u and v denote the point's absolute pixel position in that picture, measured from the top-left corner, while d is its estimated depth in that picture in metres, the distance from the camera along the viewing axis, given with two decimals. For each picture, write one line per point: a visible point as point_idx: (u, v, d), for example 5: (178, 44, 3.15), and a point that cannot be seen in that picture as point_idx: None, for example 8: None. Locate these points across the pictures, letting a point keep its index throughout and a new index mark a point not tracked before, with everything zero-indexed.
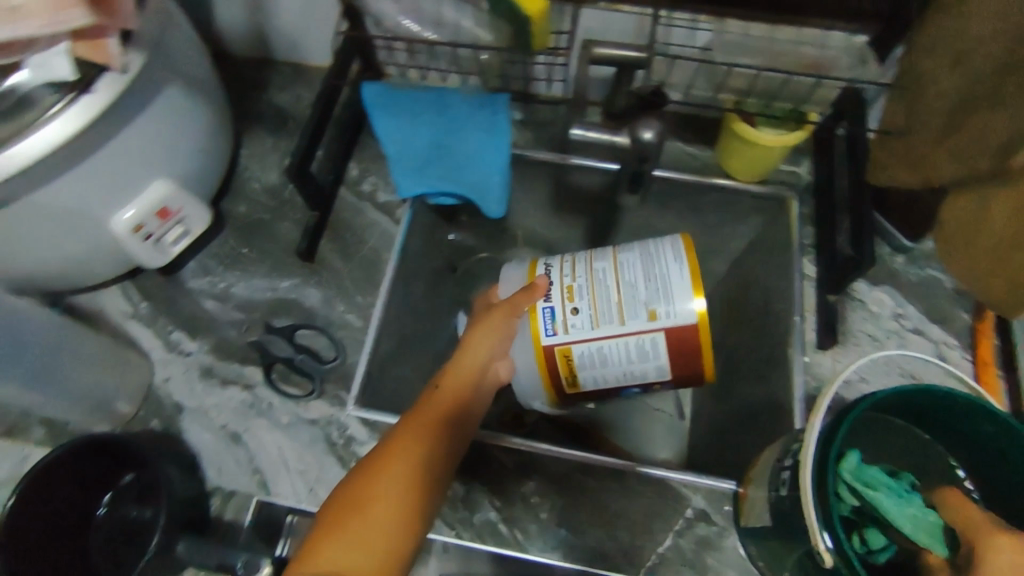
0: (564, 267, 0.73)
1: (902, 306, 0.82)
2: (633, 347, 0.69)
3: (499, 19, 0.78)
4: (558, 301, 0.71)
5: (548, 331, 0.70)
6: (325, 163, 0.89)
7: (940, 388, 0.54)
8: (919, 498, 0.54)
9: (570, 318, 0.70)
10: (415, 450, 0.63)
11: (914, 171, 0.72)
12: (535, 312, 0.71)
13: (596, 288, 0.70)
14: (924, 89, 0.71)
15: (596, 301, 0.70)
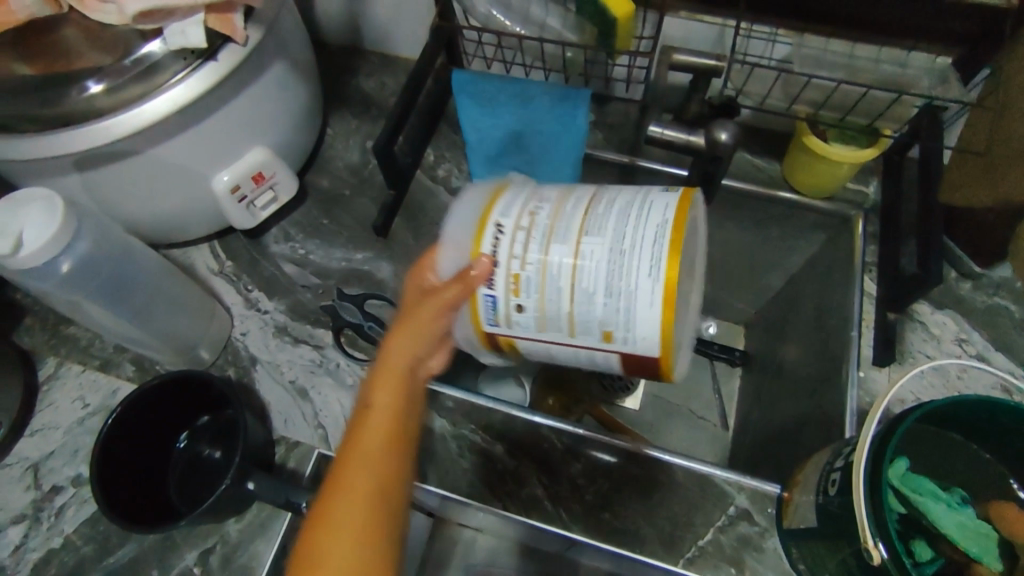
0: (515, 241, 0.56)
1: (965, 331, 0.81)
2: (582, 356, 0.59)
3: (584, 19, 0.81)
4: (501, 292, 0.56)
5: (488, 321, 0.58)
6: (405, 147, 0.94)
7: (1000, 401, 0.54)
8: (963, 509, 0.57)
9: (513, 313, 0.57)
10: (355, 522, 0.47)
11: (993, 190, 0.74)
12: (476, 299, 0.57)
13: (548, 284, 0.55)
14: (1008, 110, 0.71)
15: (545, 302, 0.56)
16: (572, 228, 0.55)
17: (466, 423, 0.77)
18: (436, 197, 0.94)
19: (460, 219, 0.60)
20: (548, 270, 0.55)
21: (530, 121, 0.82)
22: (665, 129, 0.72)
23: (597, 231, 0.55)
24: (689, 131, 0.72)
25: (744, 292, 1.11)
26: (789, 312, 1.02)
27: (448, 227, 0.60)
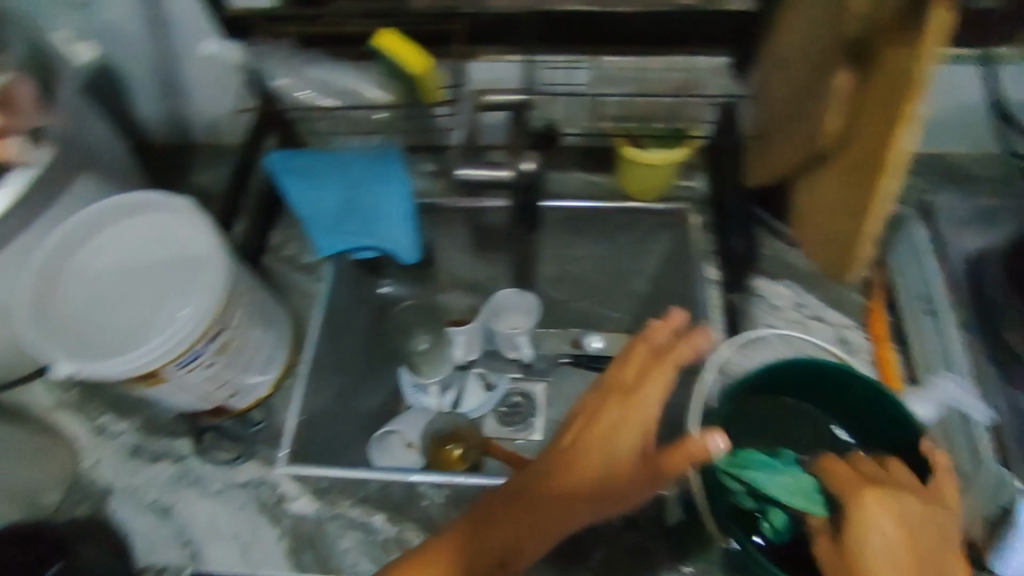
0: (233, 316, 0.69)
1: (800, 296, 0.87)
2: (202, 400, 0.73)
3: (391, 81, 0.83)
4: (207, 348, 0.67)
5: (175, 365, 0.65)
6: (246, 234, 0.93)
7: (801, 359, 0.65)
8: (791, 466, 0.60)
9: (197, 368, 0.67)
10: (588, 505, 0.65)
11: (771, 167, 0.75)
12: (185, 352, 0.64)
13: (231, 345, 0.71)
14: (773, 88, 0.74)
15: (225, 363, 0.71)
16: (261, 313, 0.76)
17: (341, 499, 0.75)
18: (287, 276, 0.93)
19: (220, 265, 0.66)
20: (245, 339, 0.73)
21: (353, 182, 0.84)
22: (473, 171, 0.71)
23: (280, 322, 0.82)
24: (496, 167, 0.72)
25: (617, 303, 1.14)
26: (657, 312, 1.06)
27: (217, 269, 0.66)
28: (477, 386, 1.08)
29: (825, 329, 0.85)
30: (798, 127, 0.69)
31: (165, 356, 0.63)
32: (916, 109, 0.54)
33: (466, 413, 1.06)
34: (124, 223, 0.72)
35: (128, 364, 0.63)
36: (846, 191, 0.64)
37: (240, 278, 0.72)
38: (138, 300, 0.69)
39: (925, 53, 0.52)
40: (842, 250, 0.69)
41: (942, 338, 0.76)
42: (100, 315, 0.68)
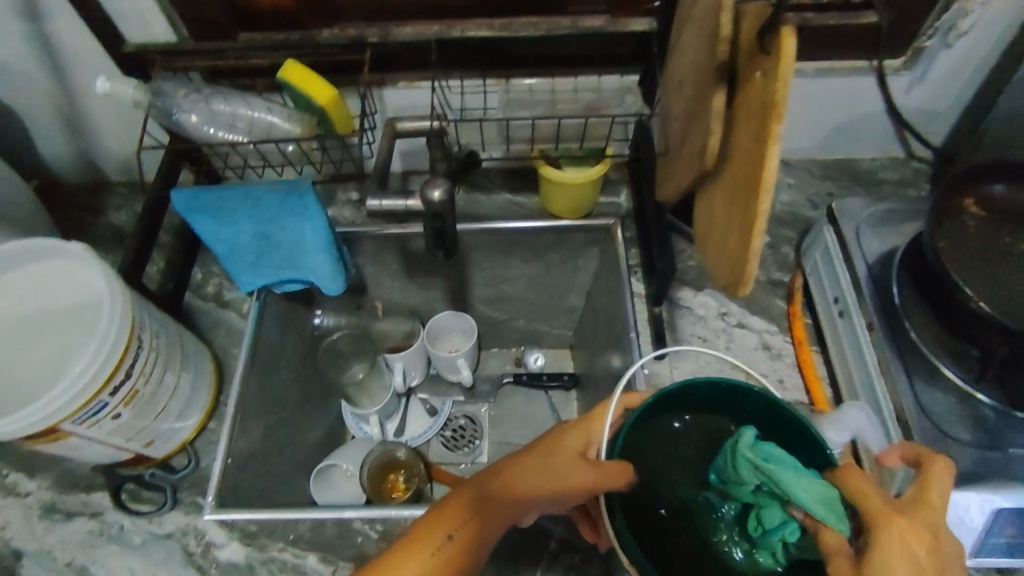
0: (144, 365, 0.67)
1: (723, 305, 0.90)
2: (114, 451, 0.69)
3: (301, 112, 0.81)
4: (115, 400, 0.64)
5: (78, 420, 0.62)
6: (165, 273, 0.90)
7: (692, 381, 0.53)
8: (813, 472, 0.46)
9: (105, 420, 0.65)
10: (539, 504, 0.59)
11: (673, 185, 0.69)
12: (88, 405, 0.62)
13: (143, 395, 0.68)
14: (670, 114, 0.71)
15: (138, 414, 0.68)
16: (175, 355, 0.73)
17: (272, 542, 0.72)
18: (212, 314, 0.91)
19: (125, 315, 0.64)
20: (155, 387, 0.69)
21: (268, 219, 0.81)
22: (381, 202, 0.72)
23: (201, 364, 0.79)
24: (405, 197, 0.73)
25: (555, 319, 1.16)
26: (593, 325, 1.07)
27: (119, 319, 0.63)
28: (420, 413, 1.11)
29: (749, 335, 0.88)
30: (687, 150, 0.62)
31: (65, 411, 0.60)
32: (776, 127, 0.44)
33: (409, 441, 1.08)
34: (26, 269, 0.69)
35: (22, 422, 0.58)
36: (735, 215, 0.52)
37: (149, 322, 0.69)
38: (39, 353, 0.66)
39: (779, 77, 0.42)
40: (731, 281, 0.54)
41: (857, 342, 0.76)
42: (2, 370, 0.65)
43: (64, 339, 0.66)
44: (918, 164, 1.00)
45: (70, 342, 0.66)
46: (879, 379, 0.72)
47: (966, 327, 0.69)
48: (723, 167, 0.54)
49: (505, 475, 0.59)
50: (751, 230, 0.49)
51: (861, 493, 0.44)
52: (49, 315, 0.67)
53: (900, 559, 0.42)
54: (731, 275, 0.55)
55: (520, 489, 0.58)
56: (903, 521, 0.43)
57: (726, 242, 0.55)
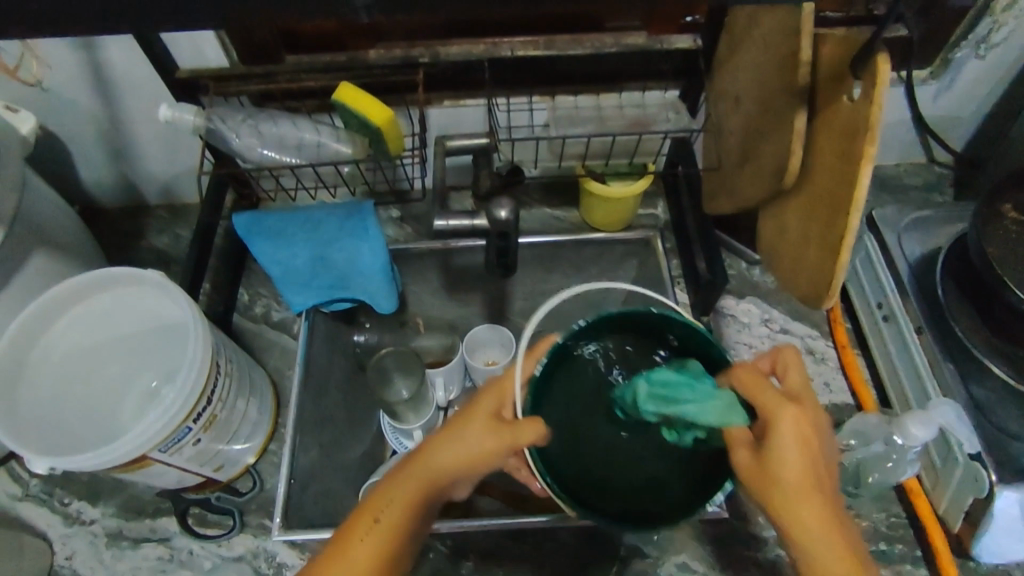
0: (219, 390, 0.68)
1: (766, 311, 0.92)
2: (188, 477, 0.70)
3: (354, 132, 0.82)
4: (195, 426, 0.65)
5: (163, 447, 0.62)
6: (215, 296, 0.91)
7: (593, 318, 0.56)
8: (707, 382, 0.52)
9: (185, 446, 0.65)
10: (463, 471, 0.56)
11: (730, 199, 0.71)
12: (174, 432, 0.62)
13: (217, 420, 0.69)
14: (723, 130, 0.73)
15: (213, 438, 0.69)
16: (244, 382, 0.75)
17: None
18: (262, 335, 0.92)
19: (204, 342, 0.65)
20: (228, 412, 0.71)
21: (324, 240, 0.82)
22: (448, 221, 0.73)
23: (260, 389, 0.80)
24: (471, 216, 0.74)
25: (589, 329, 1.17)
26: None
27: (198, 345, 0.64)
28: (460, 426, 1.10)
29: (793, 341, 0.90)
30: (750, 167, 0.65)
31: (153, 440, 0.61)
32: (869, 149, 0.47)
33: None
34: (98, 297, 0.69)
35: (114, 454, 0.59)
36: (814, 230, 0.55)
37: (223, 350, 0.71)
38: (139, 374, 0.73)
39: (874, 101, 0.45)
40: (809, 292, 0.57)
41: (905, 345, 0.78)
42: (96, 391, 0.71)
43: (159, 359, 0.73)
44: (941, 170, 1.04)
45: (168, 363, 0.72)
46: (931, 382, 0.74)
47: (1013, 329, 0.72)
48: (801, 184, 0.56)
49: (422, 450, 0.57)
50: (836, 245, 0.51)
51: (754, 385, 0.52)
52: (134, 338, 0.72)
53: (791, 435, 0.50)
54: (810, 289, 0.57)
55: (436, 466, 0.56)
56: (790, 404, 0.51)
57: (804, 255, 0.57)
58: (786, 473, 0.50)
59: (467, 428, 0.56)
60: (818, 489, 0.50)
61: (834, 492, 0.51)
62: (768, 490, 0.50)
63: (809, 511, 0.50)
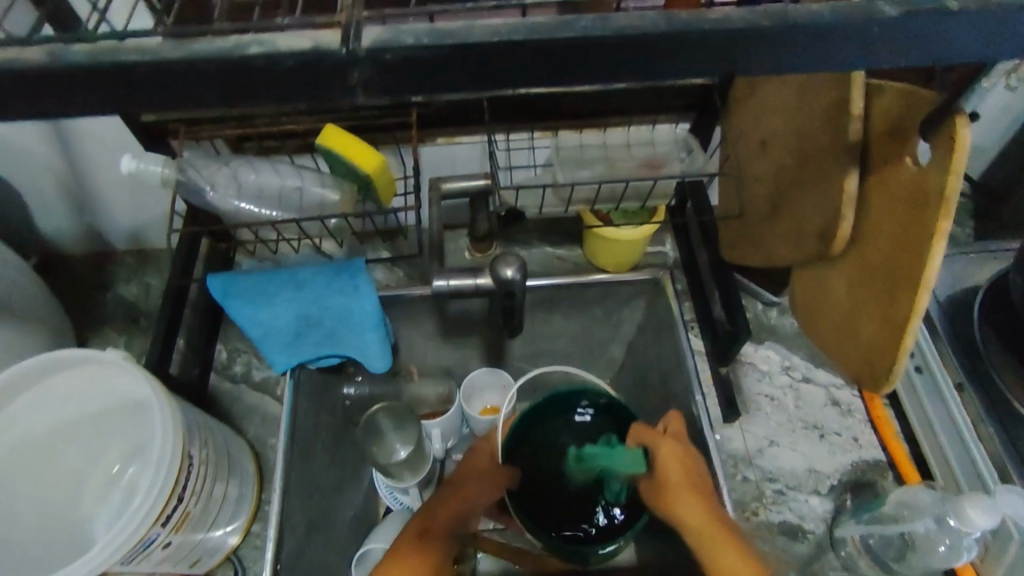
0: (193, 482, 0.60)
1: (788, 358, 0.86)
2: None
3: (342, 177, 0.75)
4: (165, 528, 0.58)
5: (128, 558, 0.55)
6: (188, 356, 0.83)
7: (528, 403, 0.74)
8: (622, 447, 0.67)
9: (155, 550, 0.58)
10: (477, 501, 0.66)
11: (757, 252, 0.65)
12: (140, 541, 0.55)
13: (191, 515, 0.61)
14: (745, 176, 0.67)
15: (186, 536, 0.62)
16: (222, 465, 0.68)
17: None
18: (242, 399, 0.84)
19: (172, 436, 0.57)
20: (204, 503, 0.63)
21: (309, 299, 0.74)
22: (449, 281, 0.66)
23: (238, 466, 0.73)
24: (474, 275, 0.67)
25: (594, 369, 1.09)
26: (636, 379, 1.01)
27: (165, 439, 0.57)
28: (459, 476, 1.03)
29: (817, 390, 0.84)
30: (782, 222, 0.59)
31: (115, 554, 0.53)
32: (942, 224, 0.41)
33: None
34: (48, 383, 0.60)
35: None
36: (866, 303, 0.49)
37: (197, 434, 0.63)
38: (104, 454, 0.66)
39: (950, 170, 0.39)
40: (862, 371, 0.51)
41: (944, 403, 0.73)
42: (56, 478, 0.64)
43: (127, 436, 0.66)
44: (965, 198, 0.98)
45: (137, 441, 0.66)
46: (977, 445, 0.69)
47: None
48: (849, 250, 0.50)
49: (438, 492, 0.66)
50: (900, 325, 0.45)
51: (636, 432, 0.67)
52: (97, 416, 0.64)
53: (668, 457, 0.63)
54: (863, 368, 0.51)
55: (456, 499, 0.65)
56: (665, 436, 0.65)
57: (855, 329, 0.51)
58: (669, 474, 0.62)
59: (470, 467, 0.70)
60: (702, 494, 0.59)
61: (714, 498, 0.60)
62: (662, 500, 0.62)
63: (693, 503, 0.59)
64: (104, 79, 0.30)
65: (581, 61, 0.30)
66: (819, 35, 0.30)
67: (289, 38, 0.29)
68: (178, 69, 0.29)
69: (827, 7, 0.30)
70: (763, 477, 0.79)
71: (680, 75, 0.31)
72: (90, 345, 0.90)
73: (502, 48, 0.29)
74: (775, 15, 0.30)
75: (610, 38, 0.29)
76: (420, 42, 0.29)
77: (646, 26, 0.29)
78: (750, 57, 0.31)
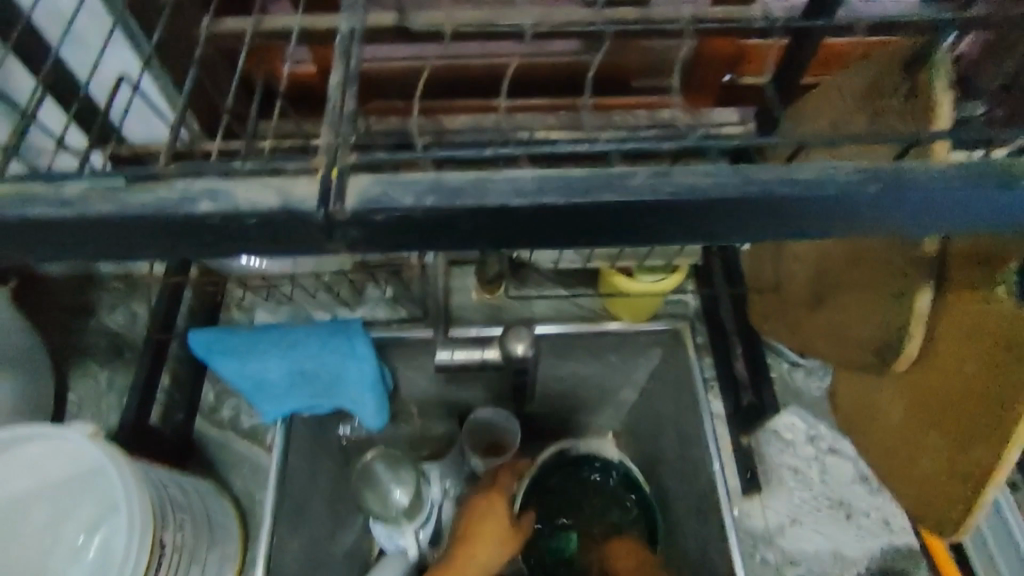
0: (168, 566, 0.56)
1: (815, 427, 0.80)
2: None
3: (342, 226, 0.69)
4: None
5: None
6: (171, 400, 0.78)
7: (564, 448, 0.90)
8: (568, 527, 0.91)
9: None
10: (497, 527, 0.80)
11: (795, 336, 0.59)
12: None
13: None
14: (785, 247, 0.60)
15: None
16: (203, 538, 0.64)
17: None
18: (229, 447, 0.79)
19: (146, 524, 0.53)
20: None
21: (302, 359, 0.69)
22: (454, 354, 0.64)
23: (223, 533, 0.69)
24: (481, 347, 0.65)
25: None
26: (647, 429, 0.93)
27: (138, 529, 0.53)
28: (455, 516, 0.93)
29: (845, 465, 0.78)
30: (829, 315, 0.52)
31: None
32: None
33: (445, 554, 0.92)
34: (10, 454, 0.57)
35: None
36: (929, 436, 0.43)
37: (173, 516, 0.59)
38: (68, 527, 0.60)
39: None
40: (915, 508, 0.45)
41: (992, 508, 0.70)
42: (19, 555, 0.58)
43: (93, 506, 0.60)
44: None
45: (106, 511, 0.60)
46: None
47: None
48: (913, 370, 0.44)
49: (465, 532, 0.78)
50: (973, 476, 0.39)
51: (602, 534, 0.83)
52: (63, 488, 0.59)
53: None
54: (916, 505, 0.45)
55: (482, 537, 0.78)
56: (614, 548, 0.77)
57: (911, 458, 0.45)
58: None
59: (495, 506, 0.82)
60: None
61: None
62: None
63: None
64: (47, 225, 0.25)
65: (626, 222, 0.26)
66: (908, 202, 0.26)
67: (254, 191, 0.25)
68: (144, 226, 0.25)
69: (927, 165, 0.27)
70: (783, 559, 0.74)
71: (738, 235, 0.28)
72: (69, 378, 0.84)
73: (532, 212, 0.25)
74: (880, 180, 0.26)
75: (663, 204, 0.25)
76: (425, 203, 0.25)
77: (714, 191, 0.25)
78: (824, 219, 0.27)
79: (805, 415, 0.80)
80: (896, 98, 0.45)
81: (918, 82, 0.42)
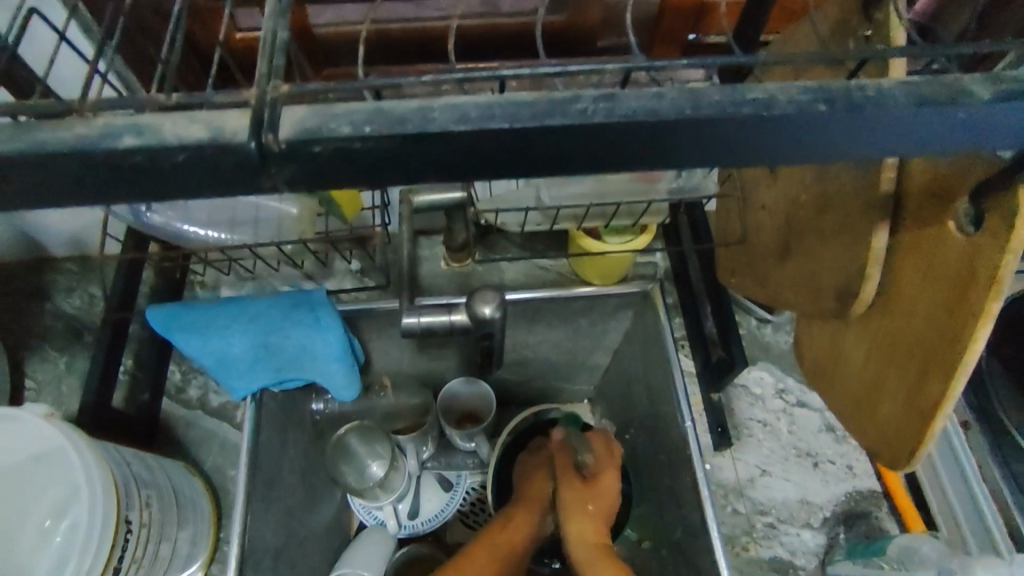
0: (137, 543, 0.56)
1: (782, 380, 0.81)
2: None
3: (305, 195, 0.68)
4: None
5: None
6: (134, 379, 0.76)
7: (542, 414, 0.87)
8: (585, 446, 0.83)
9: None
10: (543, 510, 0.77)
11: (761, 289, 0.59)
12: None
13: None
14: (749, 200, 0.61)
15: None
16: (173, 515, 0.63)
17: None
18: (199, 425, 0.78)
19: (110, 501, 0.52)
20: (152, 560, 0.59)
21: (270, 331, 0.68)
22: (420, 317, 0.64)
23: (195, 513, 0.68)
24: (448, 311, 0.65)
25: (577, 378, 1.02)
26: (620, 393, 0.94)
27: (104, 507, 0.52)
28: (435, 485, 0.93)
29: (812, 416, 0.80)
30: (793, 264, 0.53)
31: None
32: (992, 305, 0.35)
33: (424, 524, 0.92)
34: None
35: None
36: (890, 373, 0.44)
37: (139, 494, 0.58)
38: None
39: (1006, 249, 0.34)
40: (877, 444, 0.47)
41: (948, 444, 0.75)
42: None
43: None
44: None
45: None
46: (982, 492, 0.71)
47: None
48: (875, 310, 0.45)
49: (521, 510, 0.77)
50: (925, 409, 0.41)
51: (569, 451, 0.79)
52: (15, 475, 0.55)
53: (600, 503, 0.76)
54: (881, 442, 0.46)
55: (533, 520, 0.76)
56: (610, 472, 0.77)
57: (877, 400, 0.46)
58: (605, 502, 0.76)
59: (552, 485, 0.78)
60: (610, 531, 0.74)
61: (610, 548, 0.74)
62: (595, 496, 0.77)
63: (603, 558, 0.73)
64: None
65: (571, 150, 0.26)
66: (857, 124, 0.26)
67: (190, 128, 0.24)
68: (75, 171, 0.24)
69: (871, 86, 0.27)
70: (754, 509, 0.76)
71: (687, 161, 0.28)
72: (26, 365, 0.81)
73: (467, 142, 0.26)
74: (831, 102, 0.26)
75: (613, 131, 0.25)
76: (363, 133, 0.25)
77: (661, 114, 0.26)
78: (767, 142, 0.27)
79: (772, 370, 0.82)
80: (854, 38, 0.44)
81: (875, 21, 0.41)
